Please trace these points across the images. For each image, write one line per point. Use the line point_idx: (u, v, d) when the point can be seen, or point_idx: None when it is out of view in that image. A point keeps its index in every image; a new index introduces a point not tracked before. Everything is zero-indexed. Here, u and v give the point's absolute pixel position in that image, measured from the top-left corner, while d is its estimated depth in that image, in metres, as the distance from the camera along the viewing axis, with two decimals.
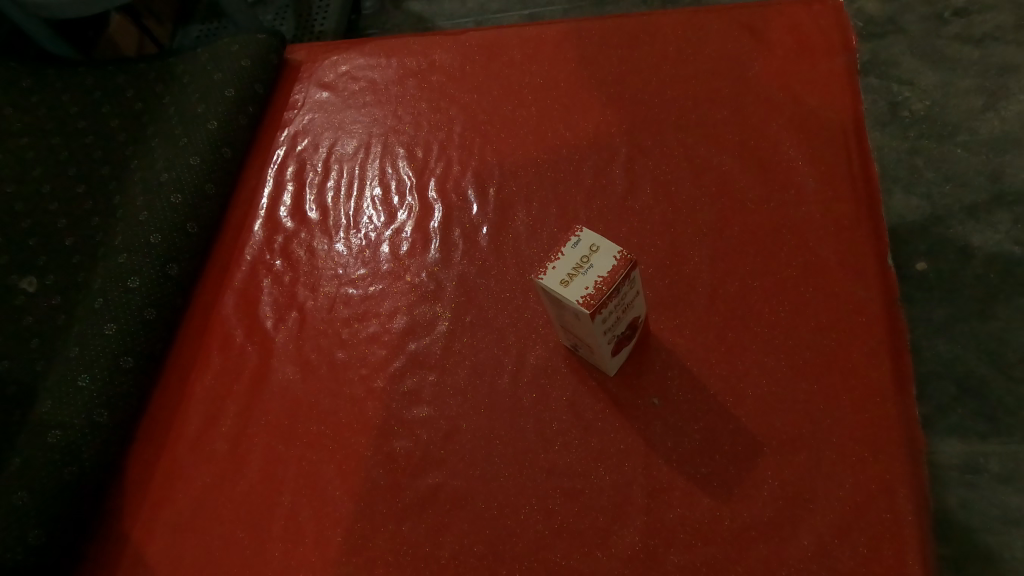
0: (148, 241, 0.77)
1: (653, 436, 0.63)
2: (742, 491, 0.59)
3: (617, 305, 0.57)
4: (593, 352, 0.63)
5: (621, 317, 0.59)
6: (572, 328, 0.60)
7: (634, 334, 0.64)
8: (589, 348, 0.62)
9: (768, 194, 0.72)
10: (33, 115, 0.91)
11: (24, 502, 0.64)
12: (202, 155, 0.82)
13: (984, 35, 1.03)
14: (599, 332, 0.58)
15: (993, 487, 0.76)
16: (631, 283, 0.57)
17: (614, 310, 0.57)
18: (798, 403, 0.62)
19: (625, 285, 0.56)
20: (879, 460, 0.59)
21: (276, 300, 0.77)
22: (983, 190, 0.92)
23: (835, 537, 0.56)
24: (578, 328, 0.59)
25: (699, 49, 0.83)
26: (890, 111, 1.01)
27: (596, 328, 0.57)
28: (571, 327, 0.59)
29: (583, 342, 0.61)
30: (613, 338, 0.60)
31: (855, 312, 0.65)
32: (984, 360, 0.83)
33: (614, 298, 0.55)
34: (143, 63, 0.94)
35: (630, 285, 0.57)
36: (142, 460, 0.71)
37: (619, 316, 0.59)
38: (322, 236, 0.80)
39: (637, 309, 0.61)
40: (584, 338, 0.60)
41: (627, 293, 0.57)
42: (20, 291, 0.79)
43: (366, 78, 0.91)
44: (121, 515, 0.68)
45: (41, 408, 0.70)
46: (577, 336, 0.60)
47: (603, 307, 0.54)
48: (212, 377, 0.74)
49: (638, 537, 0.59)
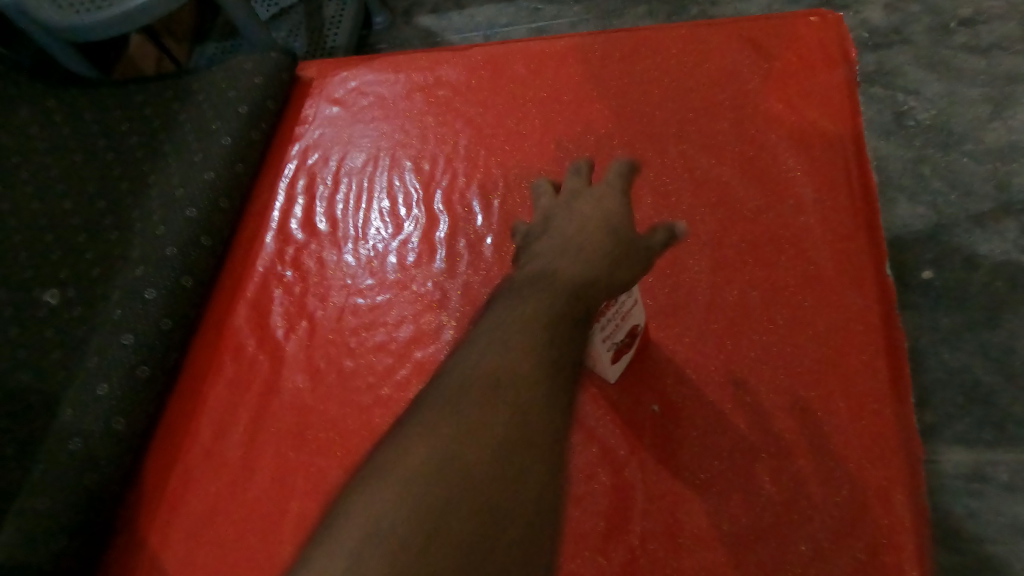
0: (164, 254, 0.80)
1: (653, 442, 0.64)
2: (740, 497, 0.60)
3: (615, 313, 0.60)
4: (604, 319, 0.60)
5: (618, 326, 0.61)
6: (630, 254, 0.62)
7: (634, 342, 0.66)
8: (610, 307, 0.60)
9: (767, 204, 0.73)
10: (56, 133, 0.94)
11: (45, 508, 0.66)
12: (216, 170, 0.85)
13: (990, 45, 1.03)
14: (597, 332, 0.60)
15: (1000, 496, 0.76)
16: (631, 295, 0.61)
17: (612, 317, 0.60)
18: (796, 409, 0.63)
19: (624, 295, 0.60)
20: (876, 467, 0.59)
21: (287, 310, 0.79)
22: (989, 199, 0.93)
23: (832, 542, 0.57)
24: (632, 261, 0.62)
25: (701, 62, 0.84)
26: (894, 121, 1.01)
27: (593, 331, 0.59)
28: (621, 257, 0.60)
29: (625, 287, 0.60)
30: (610, 347, 0.62)
31: (853, 319, 0.66)
32: (990, 369, 0.83)
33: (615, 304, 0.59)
34: (161, 82, 0.97)
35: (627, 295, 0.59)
36: (158, 467, 0.73)
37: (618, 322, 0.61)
38: (331, 247, 0.82)
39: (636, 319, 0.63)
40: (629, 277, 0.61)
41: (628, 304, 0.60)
42: (42, 303, 0.82)
43: (375, 93, 0.93)
44: (137, 521, 0.70)
45: (62, 416, 0.72)
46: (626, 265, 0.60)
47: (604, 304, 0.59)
48: (225, 385, 0.76)
49: (638, 540, 0.60)
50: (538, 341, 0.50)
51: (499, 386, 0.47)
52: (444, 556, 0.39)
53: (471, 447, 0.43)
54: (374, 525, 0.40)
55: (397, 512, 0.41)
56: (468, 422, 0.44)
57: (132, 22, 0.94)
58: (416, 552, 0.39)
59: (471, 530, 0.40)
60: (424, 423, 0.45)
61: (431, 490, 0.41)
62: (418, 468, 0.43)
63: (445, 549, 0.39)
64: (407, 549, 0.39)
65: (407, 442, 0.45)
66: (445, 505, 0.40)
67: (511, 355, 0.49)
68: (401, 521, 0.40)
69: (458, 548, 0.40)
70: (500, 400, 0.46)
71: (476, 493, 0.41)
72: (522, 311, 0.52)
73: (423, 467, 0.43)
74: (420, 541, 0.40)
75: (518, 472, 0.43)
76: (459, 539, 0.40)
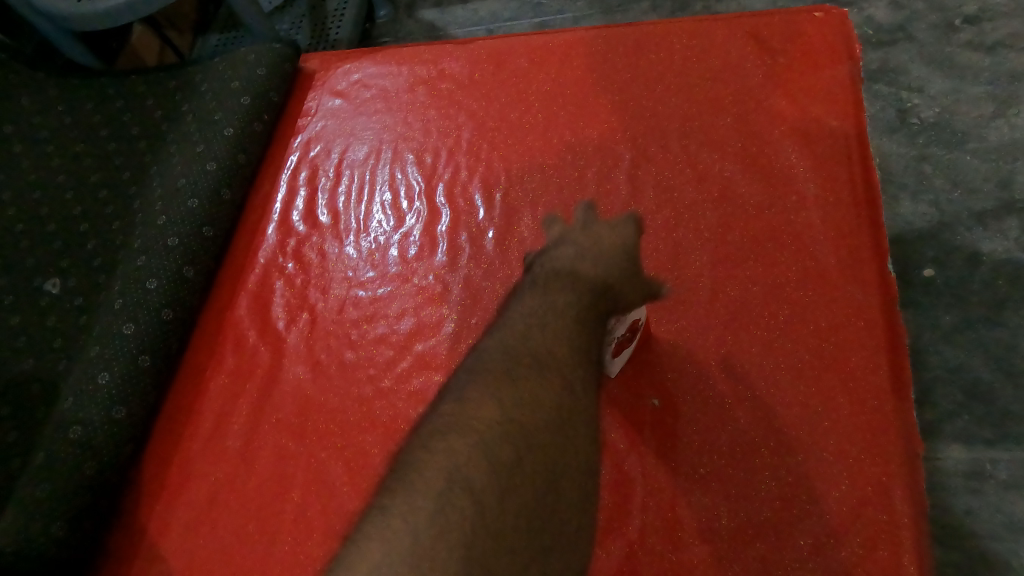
0: (165, 244, 0.80)
1: (652, 436, 0.64)
2: (739, 491, 0.60)
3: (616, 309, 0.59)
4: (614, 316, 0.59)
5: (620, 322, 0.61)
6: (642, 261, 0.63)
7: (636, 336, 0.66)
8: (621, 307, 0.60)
9: (770, 200, 0.73)
10: (58, 123, 0.94)
11: (46, 496, 0.67)
12: (218, 161, 0.85)
13: (995, 42, 1.03)
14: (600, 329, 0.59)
15: (999, 494, 0.76)
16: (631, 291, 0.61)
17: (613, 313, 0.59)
18: (796, 405, 0.63)
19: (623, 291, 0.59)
20: (875, 462, 0.60)
21: (288, 302, 0.79)
22: (992, 197, 0.92)
23: (831, 537, 0.57)
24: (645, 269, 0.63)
25: (705, 57, 0.84)
26: (898, 118, 1.01)
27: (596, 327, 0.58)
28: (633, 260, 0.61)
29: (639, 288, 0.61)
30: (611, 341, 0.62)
31: (854, 315, 0.66)
32: (991, 367, 0.83)
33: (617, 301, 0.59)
34: (164, 72, 0.97)
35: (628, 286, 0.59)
36: (159, 456, 0.73)
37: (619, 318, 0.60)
38: (332, 239, 0.82)
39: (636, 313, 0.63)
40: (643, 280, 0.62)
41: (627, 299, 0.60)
42: (43, 292, 0.82)
43: (377, 85, 0.93)
44: (138, 510, 0.71)
45: (63, 405, 0.72)
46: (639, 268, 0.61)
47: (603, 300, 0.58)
48: (226, 376, 0.76)
49: (637, 533, 0.60)
50: (579, 331, 0.54)
51: (550, 366, 0.50)
52: (521, 509, 0.42)
53: (533, 416, 0.47)
54: (459, 475, 0.42)
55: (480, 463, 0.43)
56: (529, 394, 0.48)
57: (134, 13, 0.93)
58: (498, 502, 0.42)
59: (541, 490, 0.44)
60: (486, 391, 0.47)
61: (508, 449, 0.44)
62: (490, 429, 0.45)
63: (522, 503, 0.43)
64: (489, 499, 0.42)
65: (471, 402, 0.47)
66: (524, 463, 0.43)
67: (557, 339, 0.53)
68: (484, 475, 0.42)
69: (529, 503, 0.43)
70: (556, 378, 0.50)
71: (544, 458, 0.45)
72: (560, 300, 0.56)
73: (493, 428, 0.45)
74: (501, 492, 0.42)
75: (572, 445, 0.47)
76: (531, 495, 0.44)
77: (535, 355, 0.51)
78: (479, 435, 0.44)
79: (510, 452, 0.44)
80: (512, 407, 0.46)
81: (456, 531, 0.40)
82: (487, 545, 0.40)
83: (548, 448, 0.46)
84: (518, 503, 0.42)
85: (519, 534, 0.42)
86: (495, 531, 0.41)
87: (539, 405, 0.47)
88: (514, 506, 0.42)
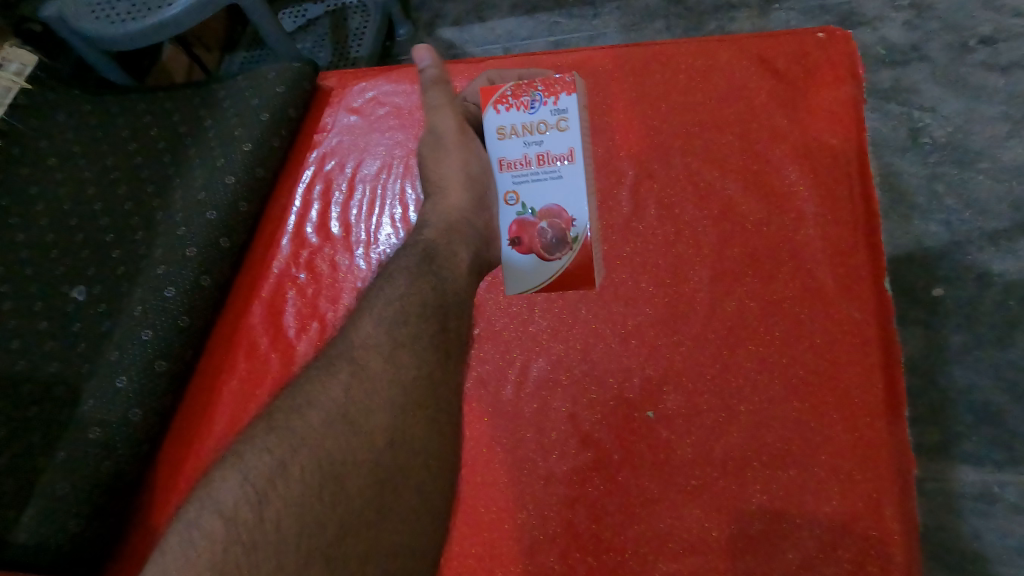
0: (183, 254, 0.82)
1: (653, 448, 0.68)
2: (731, 506, 0.65)
3: (524, 131, 0.63)
4: (451, 260, 0.62)
5: (528, 171, 0.64)
6: (443, 171, 0.67)
7: (561, 255, 0.64)
8: (460, 240, 0.64)
9: (768, 218, 0.75)
10: (77, 134, 0.95)
11: (66, 493, 0.72)
12: (237, 174, 0.86)
13: (1010, 62, 0.94)
14: (484, 158, 0.66)
15: (1007, 517, 0.75)
16: (561, 131, 0.63)
17: (511, 123, 0.64)
18: (790, 422, 0.67)
19: (545, 108, 0.63)
20: (868, 480, 0.64)
21: (299, 312, 0.84)
22: (1006, 217, 0.87)
23: (817, 550, 0.63)
24: (451, 175, 0.66)
25: (709, 76, 0.82)
26: (910, 137, 0.94)
27: (492, 122, 0.64)
28: (435, 190, 0.68)
29: (454, 211, 0.65)
30: (515, 193, 0.64)
31: (848, 335, 0.69)
32: (1002, 389, 0.81)
33: (523, 109, 0.63)
34: (189, 88, 0.98)
35: (540, 126, 0.63)
36: (170, 458, 0.79)
37: (506, 127, 0.64)
38: (344, 251, 0.87)
39: (558, 174, 0.63)
40: (455, 184, 0.65)
41: (546, 126, 0.63)
42: (70, 299, 0.84)
43: (391, 103, 0.94)
44: (150, 507, 0.77)
45: (84, 406, 0.77)
46: (444, 191, 0.66)
47: (503, 86, 0.64)
48: (238, 381, 0.82)
49: (629, 543, 0.66)
50: (401, 325, 0.56)
51: (364, 374, 0.53)
52: (290, 513, 0.46)
53: (318, 421, 0.50)
54: (221, 503, 0.46)
55: (242, 488, 0.47)
56: (321, 396, 0.52)
57: (168, 32, 0.91)
58: (258, 516, 0.46)
59: (318, 492, 0.47)
60: (300, 403, 0.51)
61: (274, 466, 0.48)
62: (277, 440, 0.49)
63: (288, 507, 0.46)
64: (242, 518, 0.45)
65: (273, 417, 0.51)
66: (287, 471, 0.47)
67: (382, 334, 0.56)
68: (244, 500, 0.46)
69: (294, 506, 0.46)
70: (367, 380, 0.53)
71: (324, 461, 0.48)
72: (391, 289, 0.59)
73: (274, 436, 0.49)
74: (261, 509, 0.46)
75: (375, 442, 0.50)
76: (306, 497, 0.47)
77: (346, 352, 0.55)
78: (254, 454, 0.48)
79: (277, 464, 0.48)
80: (301, 422, 0.50)
81: (207, 553, 0.44)
82: (240, 556, 0.44)
83: (332, 446, 0.49)
84: (282, 507, 0.46)
85: (285, 535, 0.45)
86: (253, 540, 0.44)
87: (326, 407, 0.51)
88: (281, 513, 0.46)
